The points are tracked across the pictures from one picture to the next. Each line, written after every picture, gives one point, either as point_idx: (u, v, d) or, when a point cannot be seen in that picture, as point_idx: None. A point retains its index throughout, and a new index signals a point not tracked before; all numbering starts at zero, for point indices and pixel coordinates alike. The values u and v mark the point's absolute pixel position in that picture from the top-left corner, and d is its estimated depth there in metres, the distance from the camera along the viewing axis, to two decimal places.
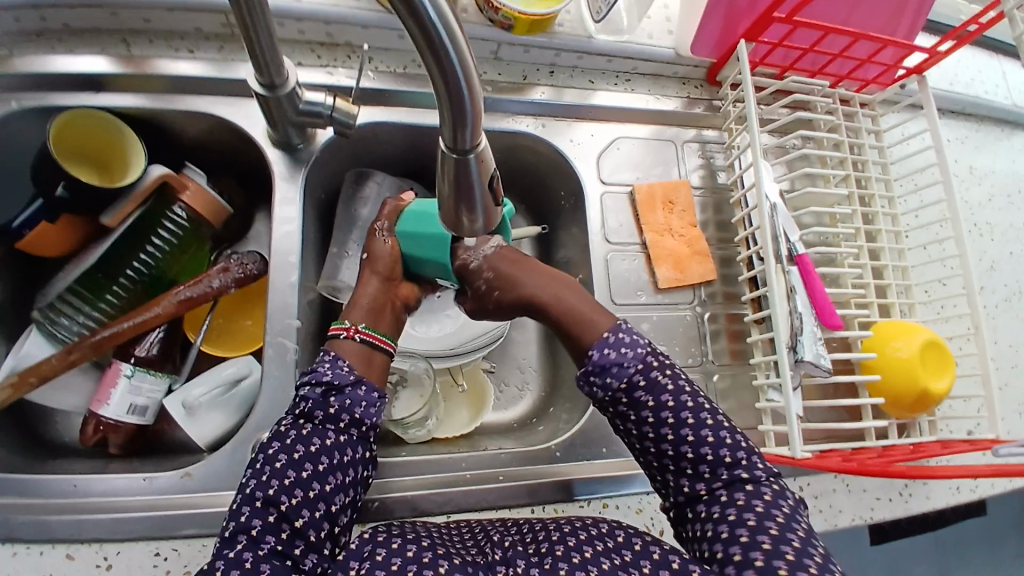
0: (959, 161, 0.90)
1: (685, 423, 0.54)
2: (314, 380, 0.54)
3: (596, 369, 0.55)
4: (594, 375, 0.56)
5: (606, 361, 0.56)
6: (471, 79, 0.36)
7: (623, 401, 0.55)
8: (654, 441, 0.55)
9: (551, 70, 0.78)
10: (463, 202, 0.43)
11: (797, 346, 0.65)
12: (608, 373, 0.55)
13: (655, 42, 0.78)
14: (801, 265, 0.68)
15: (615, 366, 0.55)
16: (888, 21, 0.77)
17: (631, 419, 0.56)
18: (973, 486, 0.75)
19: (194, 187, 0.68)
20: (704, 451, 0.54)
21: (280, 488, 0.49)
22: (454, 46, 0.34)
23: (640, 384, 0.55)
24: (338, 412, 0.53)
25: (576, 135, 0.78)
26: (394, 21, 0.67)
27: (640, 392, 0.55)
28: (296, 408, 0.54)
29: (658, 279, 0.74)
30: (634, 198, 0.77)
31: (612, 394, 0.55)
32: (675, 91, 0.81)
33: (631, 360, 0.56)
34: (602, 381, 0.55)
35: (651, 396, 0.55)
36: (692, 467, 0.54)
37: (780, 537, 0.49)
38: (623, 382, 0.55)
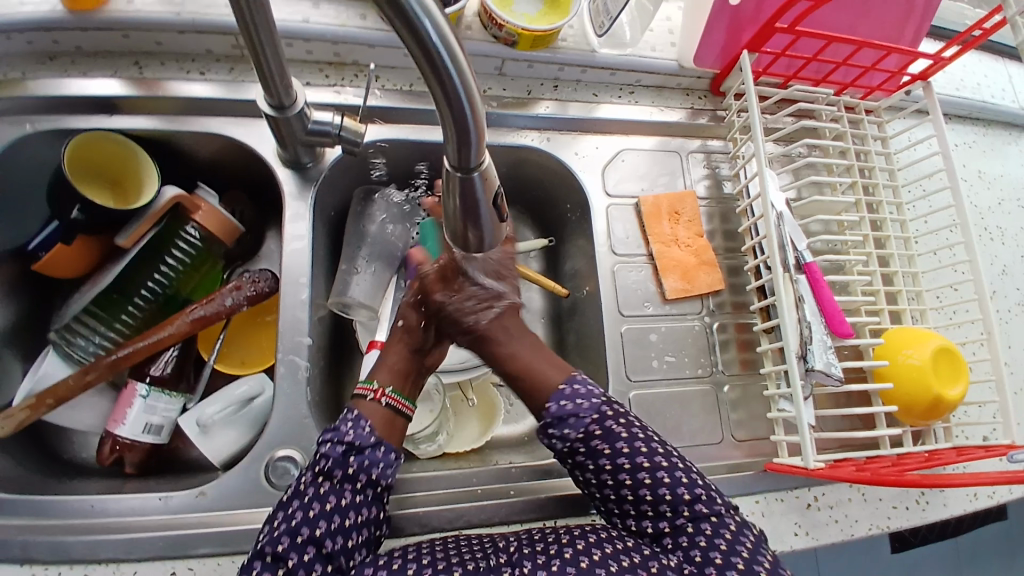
0: (967, 166, 0.90)
1: (640, 451, 0.57)
2: (335, 438, 0.55)
3: (554, 420, 0.58)
4: (553, 427, 0.58)
5: (562, 412, 0.58)
6: (474, 100, 0.36)
7: (581, 450, 0.57)
8: (611, 475, 0.57)
9: (556, 84, 0.79)
10: (469, 219, 0.43)
11: (807, 356, 0.64)
12: (566, 424, 0.58)
13: (659, 54, 0.79)
14: (810, 274, 0.68)
15: (572, 416, 0.58)
16: (890, 27, 0.77)
17: (590, 466, 0.57)
18: (990, 494, 0.74)
19: (206, 207, 0.69)
20: (660, 476, 0.56)
21: (292, 545, 0.49)
22: (456, 70, 0.35)
23: (597, 432, 0.57)
24: (356, 472, 0.54)
25: (581, 148, 0.79)
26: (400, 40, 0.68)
27: (597, 438, 0.57)
28: (315, 464, 0.54)
29: (667, 289, 0.74)
30: (640, 209, 0.77)
31: (570, 444, 0.58)
32: (679, 102, 0.82)
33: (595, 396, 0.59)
34: (561, 432, 0.58)
35: (606, 443, 0.57)
36: (652, 510, 0.56)
37: (752, 556, 0.52)
38: (579, 432, 0.57)
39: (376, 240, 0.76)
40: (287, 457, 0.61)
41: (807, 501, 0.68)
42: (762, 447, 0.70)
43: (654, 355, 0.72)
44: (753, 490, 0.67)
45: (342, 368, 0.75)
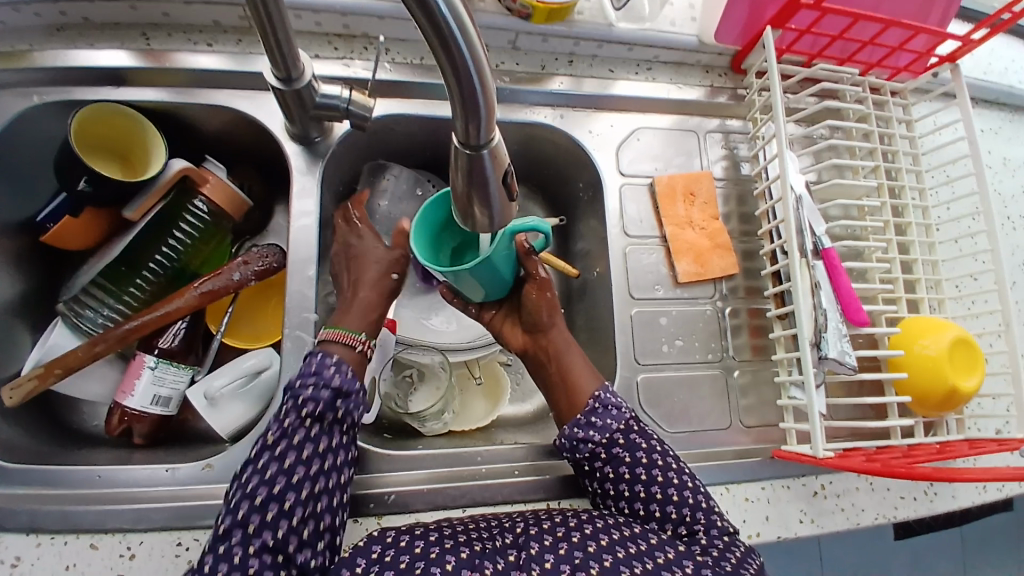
0: (993, 152, 0.87)
1: (655, 480, 0.57)
2: (319, 382, 0.54)
3: (600, 408, 0.60)
4: (595, 415, 0.60)
5: (608, 402, 0.60)
6: (483, 74, 0.35)
7: (619, 442, 0.59)
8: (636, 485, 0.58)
9: (570, 59, 0.77)
10: (477, 198, 0.42)
11: (822, 343, 0.62)
12: (608, 415, 0.60)
13: (678, 28, 0.76)
14: (827, 259, 0.66)
15: (614, 408, 0.60)
16: (921, 7, 0.74)
17: (624, 461, 0.58)
18: (1000, 486, 0.74)
19: (214, 180, 0.68)
20: (686, 496, 0.57)
21: (279, 491, 0.50)
22: (465, 40, 0.33)
23: (636, 428, 0.60)
24: (344, 416, 0.55)
25: (595, 126, 0.77)
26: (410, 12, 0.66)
27: (634, 436, 0.59)
28: (301, 406, 0.53)
29: (678, 273, 0.73)
30: (654, 190, 0.76)
31: (609, 435, 0.59)
32: (698, 80, 0.80)
33: (625, 408, 0.61)
34: (602, 421, 0.59)
35: (643, 439, 0.59)
36: (673, 513, 0.57)
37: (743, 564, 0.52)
38: (620, 424, 0.59)
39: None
40: None
41: (814, 489, 0.67)
42: (770, 434, 0.69)
43: (664, 339, 0.71)
44: (759, 477, 0.66)
45: None
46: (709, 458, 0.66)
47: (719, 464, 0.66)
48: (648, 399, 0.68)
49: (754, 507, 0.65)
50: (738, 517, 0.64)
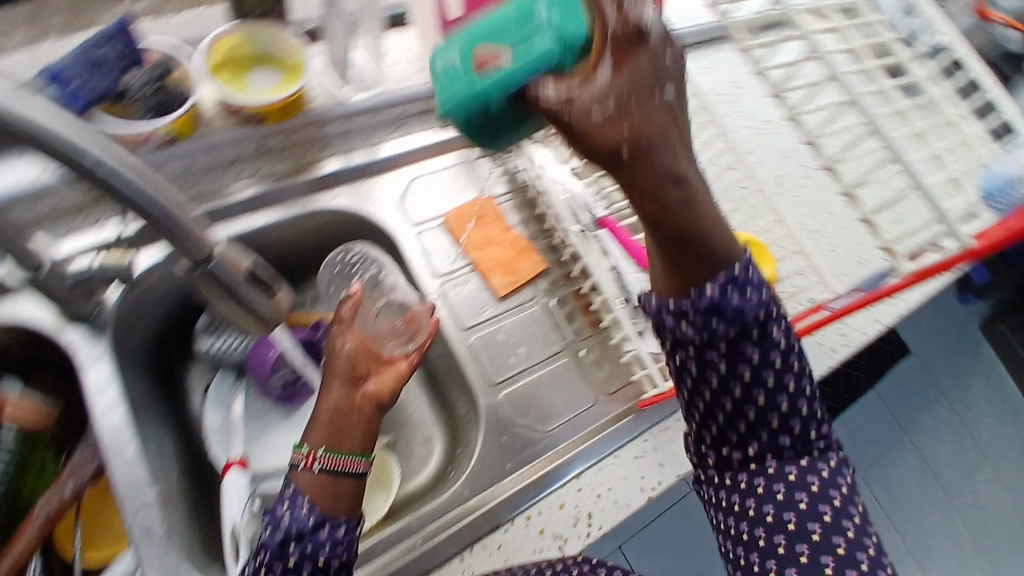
0: (722, 79, 0.99)
1: (757, 400, 0.53)
2: (273, 524, 0.50)
3: (714, 309, 0.49)
4: (689, 322, 0.50)
5: (723, 304, 0.49)
6: (168, 205, 0.46)
7: (719, 349, 0.51)
8: (739, 399, 0.53)
9: (326, 142, 0.80)
10: (231, 293, 0.53)
11: (626, 292, 0.70)
12: (719, 315, 0.50)
13: (409, 81, 0.81)
14: (607, 226, 0.73)
15: (733, 309, 0.50)
16: None
17: (721, 372, 0.52)
18: (847, 343, 0.83)
19: (14, 401, 0.66)
20: (793, 423, 0.54)
21: None
22: (138, 187, 0.45)
23: (752, 334, 0.51)
24: (299, 562, 0.49)
25: (374, 193, 0.82)
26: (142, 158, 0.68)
27: (747, 345, 0.51)
28: (257, 558, 0.50)
29: (495, 288, 0.77)
30: (447, 226, 0.80)
31: (709, 338, 0.50)
32: (449, 118, 0.85)
33: (754, 307, 0.50)
34: (706, 325, 0.50)
35: (757, 350, 0.51)
36: (768, 435, 0.54)
37: (842, 510, 0.54)
38: (732, 331, 0.50)
39: (214, 356, 0.76)
40: None
41: None
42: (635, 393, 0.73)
43: (506, 351, 0.74)
44: (638, 432, 0.69)
45: (212, 490, 0.72)
46: (588, 438, 0.69)
47: (599, 438, 0.68)
48: (515, 412, 0.71)
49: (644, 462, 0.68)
50: (636, 477, 0.67)
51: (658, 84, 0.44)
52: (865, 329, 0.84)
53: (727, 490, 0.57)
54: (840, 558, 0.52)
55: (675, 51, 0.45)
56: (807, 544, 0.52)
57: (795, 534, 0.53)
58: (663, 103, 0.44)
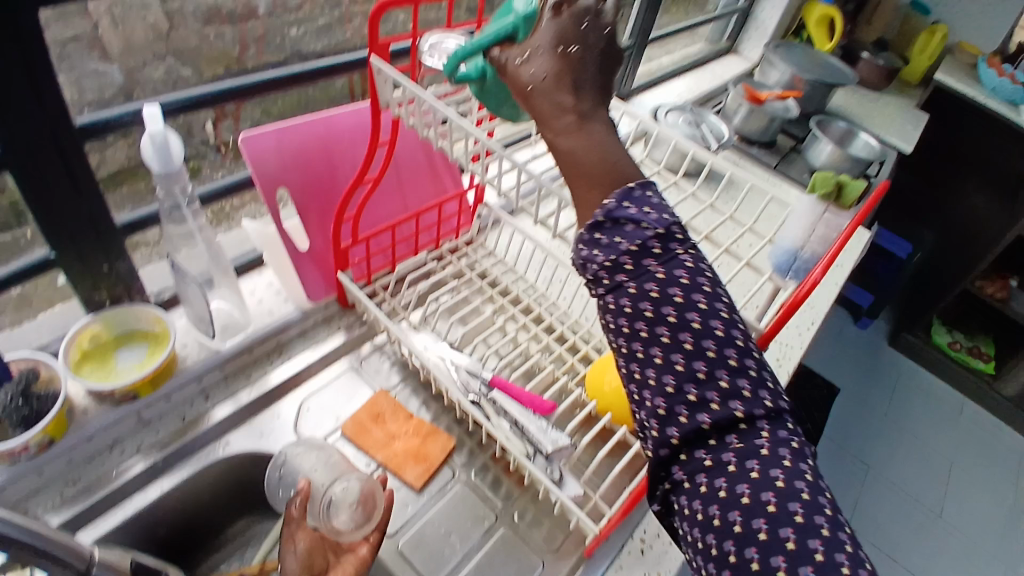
0: None
1: (689, 329, 0.44)
2: None
3: (608, 222, 0.46)
4: (599, 235, 0.46)
5: (618, 214, 0.46)
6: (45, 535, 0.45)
7: (626, 267, 0.45)
8: (653, 335, 0.45)
9: (206, 392, 0.81)
10: None
11: (538, 444, 0.70)
12: (618, 231, 0.46)
13: (278, 312, 0.88)
14: (498, 384, 0.76)
15: (630, 223, 0.46)
16: (435, 188, 0.95)
17: (631, 294, 0.45)
18: None
19: None
20: (739, 382, 0.44)
21: None
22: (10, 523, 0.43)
23: (654, 250, 0.45)
24: None
25: (264, 426, 0.81)
26: (22, 466, 0.68)
27: (650, 260, 0.45)
28: None
29: (411, 482, 0.75)
30: (348, 435, 0.79)
31: (615, 258, 0.45)
32: (327, 332, 0.90)
33: (652, 225, 0.46)
34: (608, 239, 0.46)
35: (663, 269, 0.45)
36: (705, 382, 0.44)
37: (814, 504, 0.40)
38: (634, 244, 0.45)
39: None
40: None
41: (638, 548, 0.72)
42: (577, 539, 0.73)
43: (443, 543, 0.72)
44: None
45: None
46: None
47: None
48: None
49: None
50: None
51: (563, 49, 0.46)
52: None
53: (691, 494, 0.44)
54: (823, 568, 0.38)
55: (534, 36, 0.47)
56: (754, 546, 0.40)
57: (770, 545, 0.39)
58: (560, 53, 0.46)
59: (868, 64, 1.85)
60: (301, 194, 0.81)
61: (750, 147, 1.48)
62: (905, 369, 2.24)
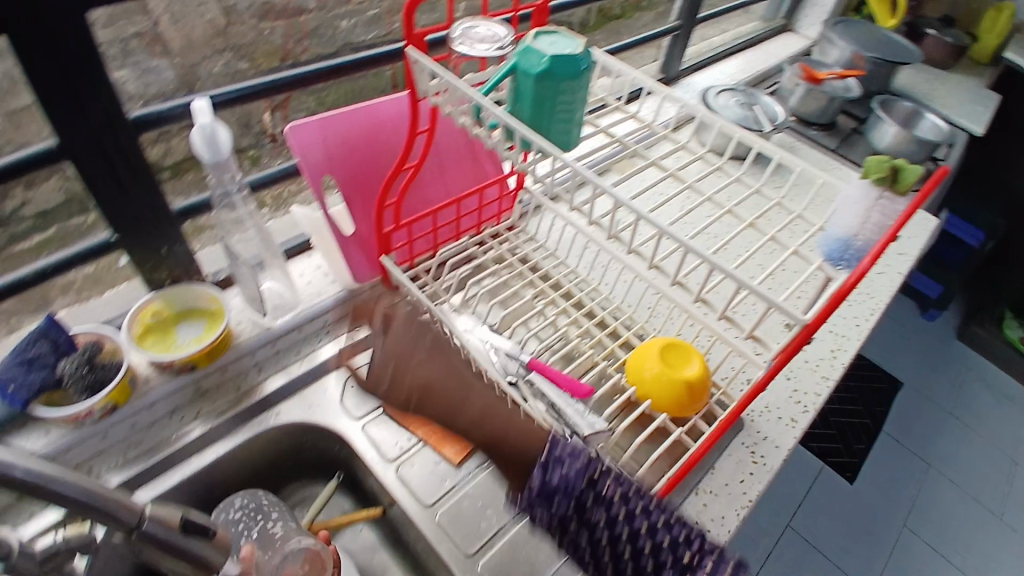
0: None
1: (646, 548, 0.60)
2: None
3: (554, 492, 0.64)
4: (560, 493, 0.63)
5: (563, 476, 0.63)
6: (95, 494, 0.47)
7: (573, 520, 0.65)
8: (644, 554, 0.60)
9: (259, 365, 0.86)
10: (196, 561, 0.52)
11: (575, 429, 0.70)
12: (562, 471, 0.63)
13: (326, 293, 0.92)
14: (537, 367, 0.74)
15: (559, 490, 0.63)
16: (474, 172, 0.96)
17: (596, 531, 0.63)
18: (804, 408, 0.89)
19: None
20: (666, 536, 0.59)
21: None
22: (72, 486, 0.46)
23: (591, 495, 0.62)
24: None
25: (314, 397, 0.86)
26: (91, 428, 0.73)
27: (588, 503, 0.62)
28: None
29: (450, 456, 0.79)
30: (391, 409, 0.83)
31: (565, 514, 0.64)
32: (373, 311, 0.94)
33: (579, 475, 0.62)
34: (559, 485, 0.64)
35: (602, 509, 0.61)
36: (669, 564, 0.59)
37: None
38: (570, 502, 0.63)
39: None
40: None
41: None
42: None
43: (477, 514, 0.74)
44: None
45: None
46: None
47: None
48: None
49: None
50: None
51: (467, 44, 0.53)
52: (813, 392, 0.91)
53: None
54: None
55: None
56: None
57: None
58: None
59: (935, 39, 1.73)
60: (347, 185, 0.84)
61: (807, 129, 1.41)
62: (974, 365, 2.11)
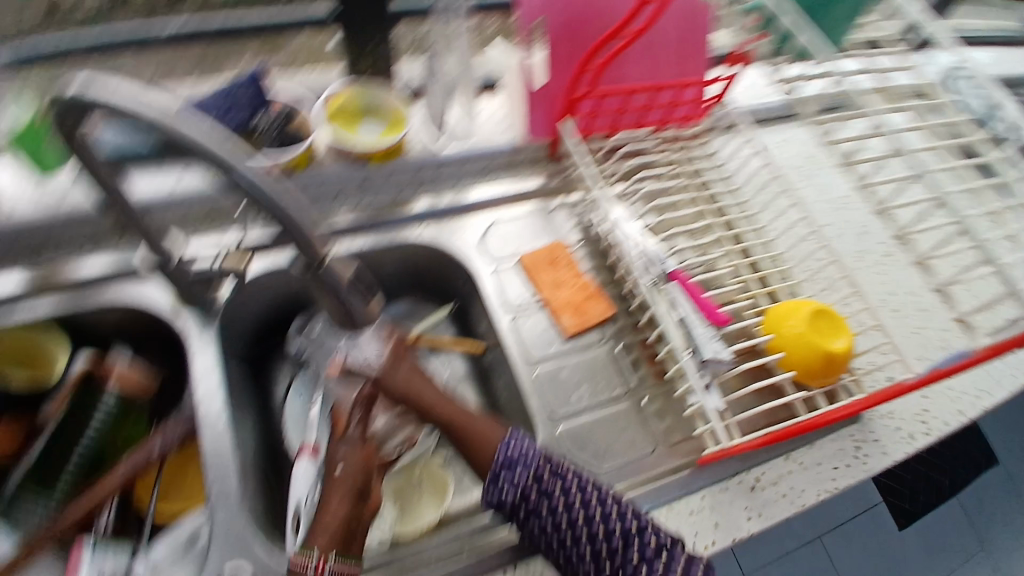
0: (794, 155, 1.02)
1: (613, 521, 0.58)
2: None
3: (504, 470, 0.62)
4: (502, 477, 0.62)
5: (510, 459, 0.62)
6: (294, 215, 0.50)
7: (533, 494, 0.61)
8: (589, 542, 0.58)
9: (421, 186, 0.88)
10: (342, 308, 0.56)
11: (698, 348, 0.70)
12: (514, 468, 0.62)
13: (498, 139, 0.91)
14: (677, 279, 0.75)
15: (518, 463, 0.62)
16: (681, 68, 0.89)
17: (543, 513, 0.60)
18: (927, 430, 0.82)
19: (119, 370, 0.72)
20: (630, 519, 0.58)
21: None
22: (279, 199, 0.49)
23: (544, 476, 0.61)
24: None
25: (462, 233, 0.87)
26: None
27: (543, 485, 0.60)
28: None
29: (564, 327, 0.80)
30: (523, 266, 0.85)
31: (521, 492, 0.61)
32: (532, 171, 0.93)
33: (534, 456, 0.62)
34: (510, 479, 0.62)
35: (556, 485, 0.60)
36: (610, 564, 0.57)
37: None
38: (529, 478, 0.61)
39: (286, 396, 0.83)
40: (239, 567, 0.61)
41: (750, 483, 0.71)
42: (694, 443, 0.73)
43: (568, 387, 0.76)
44: (696, 486, 0.69)
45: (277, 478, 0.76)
46: (645, 483, 0.69)
47: (656, 484, 0.69)
48: (574, 445, 0.72)
49: (700, 518, 0.68)
50: (689, 532, 0.67)
51: None
52: (946, 420, 0.83)
53: None
54: None
55: None
56: None
57: None
58: None
59: None
60: (557, 34, 0.81)
61: None
62: None
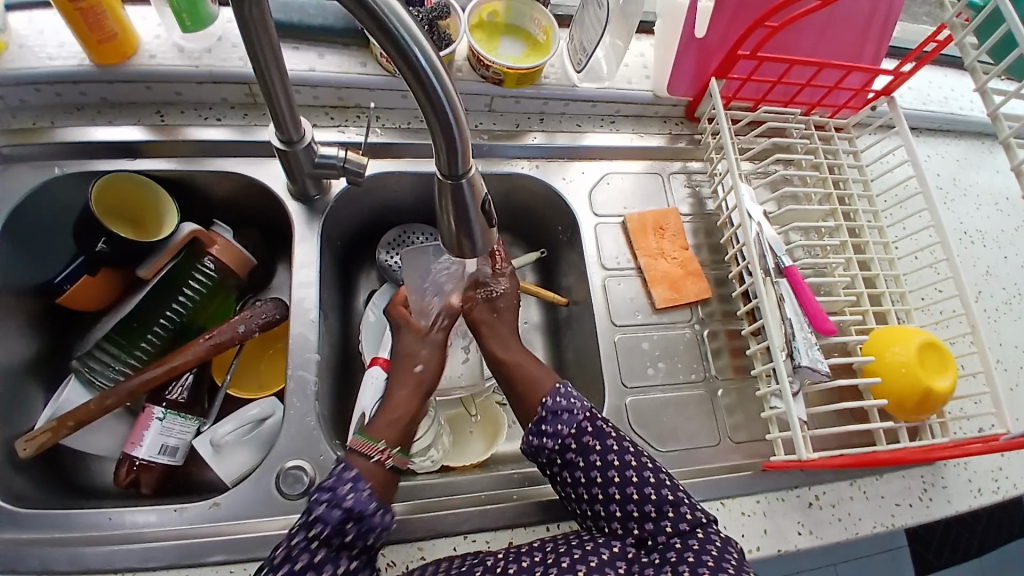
0: (937, 175, 0.94)
1: (646, 483, 0.59)
2: (334, 501, 0.54)
3: (547, 416, 0.63)
4: (544, 424, 0.62)
5: (556, 406, 0.63)
6: (456, 111, 0.41)
7: (572, 447, 0.61)
8: (619, 502, 0.59)
9: (541, 117, 0.85)
10: (462, 228, 0.48)
11: (794, 353, 0.67)
12: (557, 421, 0.62)
13: (634, 86, 0.85)
14: (790, 276, 0.70)
15: (565, 413, 0.63)
16: (853, 49, 0.80)
17: (580, 466, 0.60)
18: (995, 489, 0.75)
19: (222, 243, 0.74)
20: (664, 492, 0.59)
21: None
22: (442, 89, 0.40)
23: (588, 429, 0.62)
24: (354, 539, 0.54)
25: (569, 174, 0.84)
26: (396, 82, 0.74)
27: (587, 438, 0.61)
28: (310, 527, 0.53)
29: (656, 299, 0.77)
30: (627, 227, 0.82)
31: (562, 441, 0.61)
32: (657, 129, 0.88)
33: (579, 410, 0.63)
34: (553, 428, 0.62)
35: (597, 441, 0.61)
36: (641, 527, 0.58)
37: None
38: (572, 428, 0.62)
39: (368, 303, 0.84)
40: (299, 467, 0.63)
41: (809, 500, 0.69)
42: (758, 448, 0.71)
43: (647, 361, 0.75)
44: (753, 489, 0.68)
45: (348, 380, 0.78)
46: (701, 474, 0.69)
47: (713, 477, 0.68)
48: (638, 420, 0.72)
49: (750, 521, 0.67)
50: (736, 532, 0.66)
51: None
52: (1017, 482, 0.75)
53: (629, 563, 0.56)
54: None
55: None
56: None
57: None
58: None
59: None
60: None
61: None
62: None
